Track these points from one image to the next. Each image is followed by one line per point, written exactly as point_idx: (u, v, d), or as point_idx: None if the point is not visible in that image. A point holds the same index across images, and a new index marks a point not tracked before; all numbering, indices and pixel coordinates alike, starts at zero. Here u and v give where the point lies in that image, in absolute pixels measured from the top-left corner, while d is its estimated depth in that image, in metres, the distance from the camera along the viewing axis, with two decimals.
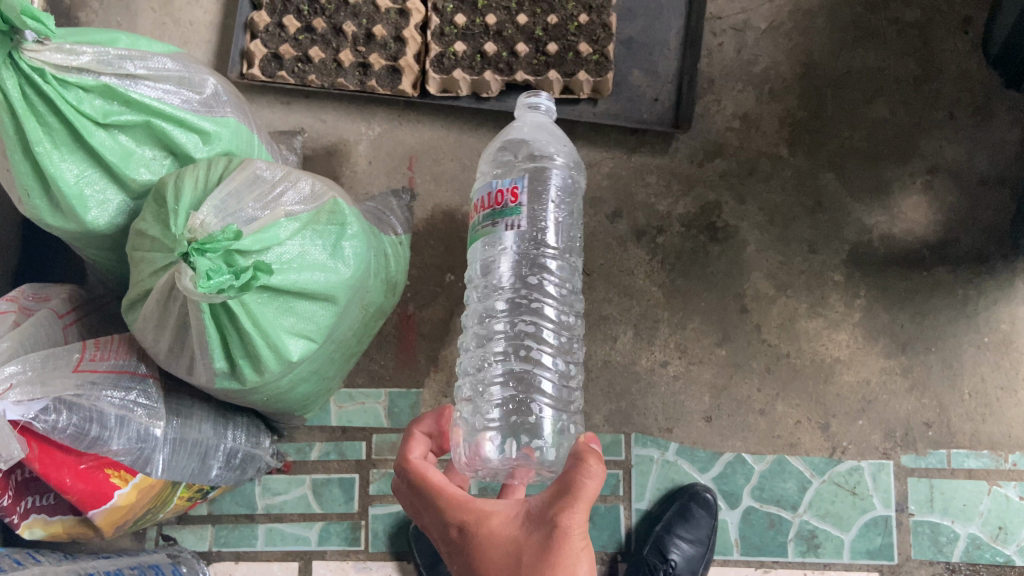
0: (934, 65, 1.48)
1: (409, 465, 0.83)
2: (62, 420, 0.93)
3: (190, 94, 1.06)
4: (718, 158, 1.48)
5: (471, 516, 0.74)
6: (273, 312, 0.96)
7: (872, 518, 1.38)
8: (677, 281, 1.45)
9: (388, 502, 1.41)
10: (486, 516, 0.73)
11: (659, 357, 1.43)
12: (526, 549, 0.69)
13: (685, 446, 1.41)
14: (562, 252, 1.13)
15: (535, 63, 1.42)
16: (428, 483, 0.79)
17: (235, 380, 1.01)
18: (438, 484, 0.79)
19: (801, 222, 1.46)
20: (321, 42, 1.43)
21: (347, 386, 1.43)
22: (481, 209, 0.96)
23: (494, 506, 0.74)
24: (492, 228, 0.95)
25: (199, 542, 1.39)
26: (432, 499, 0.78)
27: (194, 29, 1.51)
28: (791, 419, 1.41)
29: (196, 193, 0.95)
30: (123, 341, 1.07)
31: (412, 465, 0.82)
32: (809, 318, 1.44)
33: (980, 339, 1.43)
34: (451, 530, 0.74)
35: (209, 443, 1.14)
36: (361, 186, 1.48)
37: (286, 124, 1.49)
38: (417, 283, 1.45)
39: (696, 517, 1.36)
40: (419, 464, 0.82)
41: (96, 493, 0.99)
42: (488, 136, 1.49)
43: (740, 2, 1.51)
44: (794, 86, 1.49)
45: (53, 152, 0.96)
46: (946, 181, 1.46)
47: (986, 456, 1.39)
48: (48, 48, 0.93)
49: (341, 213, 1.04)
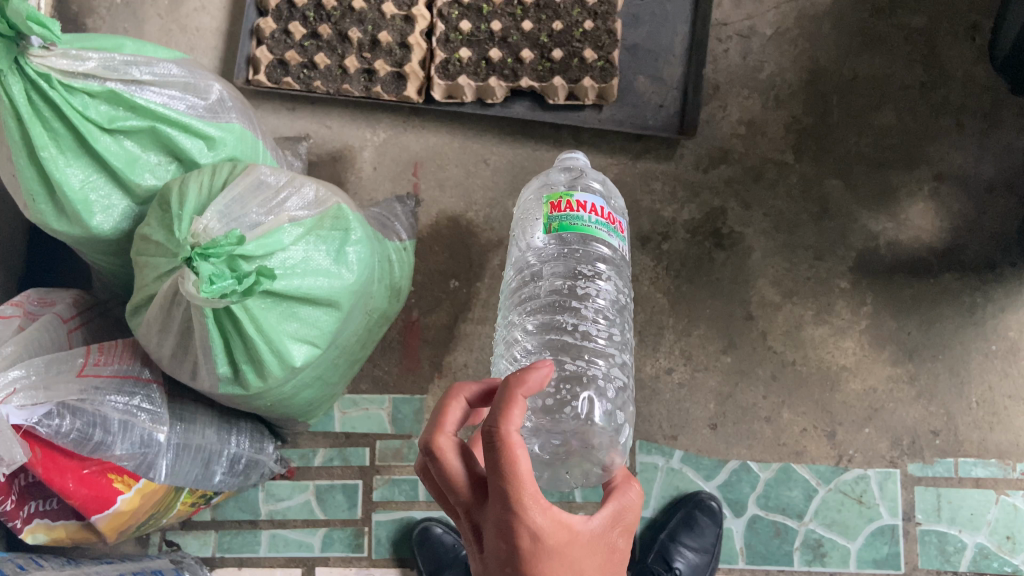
0: (941, 72, 1.48)
1: (505, 446, 0.64)
2: (65, 424, 0.93)
3: (195, 100, 1.07)
4: (724, 164, 1.48)
5: (557, 528, 0.64)
6: (276, 317, 0.96)
7: (879, 527, 1.37)
8: (682, 288, 1.44)
9: (391, 509, 1.40)
10: (564, 531, 0.65)
11: (664, 364, 1.42)
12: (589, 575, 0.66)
13: (690, 453, 1.40)
14: (613, 266, 1.12)
15: (540, 69, 1.42)
16: (521, 476, 0.63)
17: (238, 386, 1.01)
18: (531, 478, 0.63)
19: (807, 229, 1.46)
20: (327, 48, 1.43)
21: (351, 393, 1.43)
22: (593, 213, 0.86)
23: (570, 520, 0.66)
24: (602, 234, 0.87)
25: (203, 547, 1.39)
26: (511, 495, 0.63)
27: (200, 35, 1.52)
28: (797, 427, 1.40)
29: (200, 198, 0.96)
30: (127, 347, 1.06)
31: (510, 443, 0.63)
32: (815, 325, 1.43)
33: (988, 346, 1.42)
34: (523, 537, 0.63)
35: (213, 449, 1.14)
36: (366, 192, 1.48)
37: (292, 130, 1.49)
38: (421, 289, 1.45)
39: (701, 525, 1.35)
40: (515, 443, 0.64)
41: (99, 498, 0.99)
42: (493, 142, 1.49)
43: (746, 8, 1.51)
44: (800, 93, 1.49)
45: (59, 157, 0.96)
46: (953, 188, 1.46)
47: (994, 465, 1.38)
48: (54, 54, 0.93)
49: (345, 218, 1.04)
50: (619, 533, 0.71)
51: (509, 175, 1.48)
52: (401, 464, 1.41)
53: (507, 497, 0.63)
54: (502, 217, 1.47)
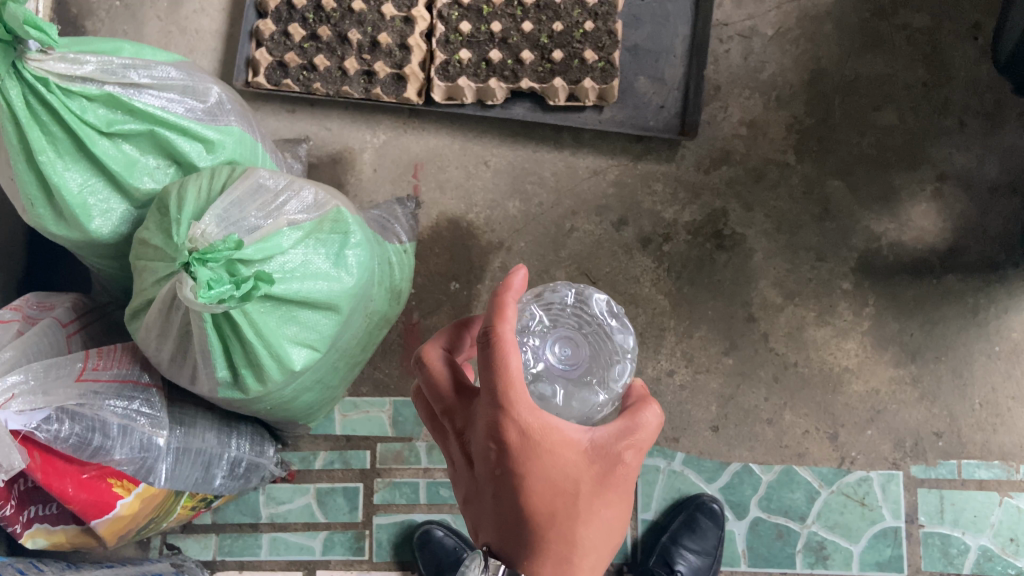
0: (943, 72, 1.47)
1: (497, 344, 0.69)
2: (65, 429, 0.93)
3: (194, 103, 1.07)
4: (725, 165, 1.47)
5: (547, 432, 0.71)
6: (276, 321, 0.96)
7: (881, 529, 1.37)
8: (683, 289, 1.44)
9: (392, 511, 1.40)
10: (552, 435, 0.71)
11: (665, 365, 1.42)
12: (580, 480, 0.72)
13: (691, 456, 1.39)
14: None
15: (540, 71, 1.42)
16: (509, 378, 0.69)
17: (238, 390, 1.01)
18: (520, 380, 0.70)
19: (809, 230, 1.45)
20: (326, 50, 1.43)
21: (351, 396, 1.43)
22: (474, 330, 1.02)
23: (558, 425, 0.72)
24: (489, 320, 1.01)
25: (204, 550, 1.39)
26: (500, 393, 0.69)
27: (200, 37, 1.52)
28: (799, 429, 1.40)
29: (199, 202, 0.95)
30: (126, 351, 1.06)
31: (500, 345, 0.69)
32: (817, 327, 1.42)
33: (991, 348, 1.41)
34: (512, 433, 0.70)
35: (213, 452, 1.14)
36: (365, 195, 1.47)
37: (292, 132, 1.49)
38: (421, 291, 1.44)
39: (703, 528, 1.34)
40: (506, 345, 0.70)
41: (99, 503, 0.99)
42: (493, 144, 1.49)
43: (747, 8, 1.50)
44: (801, 93, 1.48)
45: (57, 161, 0.96)
46: (956, 189, 1.45)
47: (997, 467, 1.38)
48: (52, 57, 0.93)
49: (344, 221, 1.04)
50: (624, 446, 0.72)
51: (509, 177, 1.48)
52: (402, 467, 1.41)
53: (496, 397, 0.70)
54: (503, 219, 1.47)
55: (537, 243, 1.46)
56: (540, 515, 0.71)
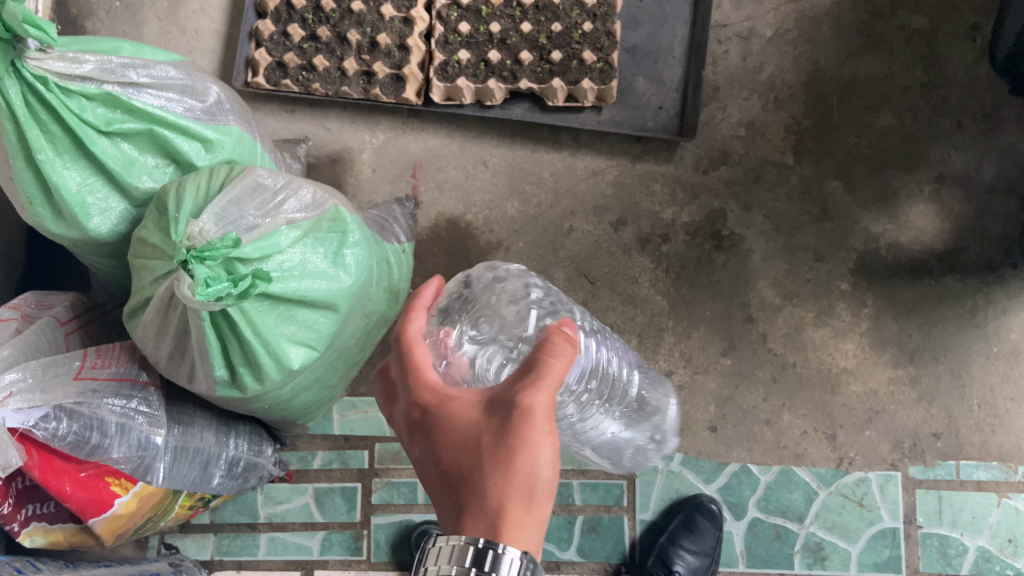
0: (941, 73, 1.47)
1: (400, 341, 0.78)
2: (62, 427, 0.93)
3: (193, 102, 1.07)
4: (723, 165, 1.47)
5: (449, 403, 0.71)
6: (274, 320, 0.96)
7: (879, 530, 1.37)
8: (682, 290, 1.44)
9: (390, 511, 1.40)
10: (450, 403, 0.71)
11: (663, 366, 1.42)
12: (481, 437, 0.67)
13: (690, 456, 1.39)
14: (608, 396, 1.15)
15: (539, 71, 1.42)
16: (409, 363, 0.76)
17: (236, 389, 1.01)
18: (422, 365, 0.75)
19: (808, 231, 1.45)
20: (325, 50, 1.43)
21: (349, 396, 1.43)
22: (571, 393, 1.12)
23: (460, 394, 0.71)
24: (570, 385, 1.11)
25: (201, 550, 1.39)
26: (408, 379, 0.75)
27: (199, 38, 1.52)
28: (797, 430, 1.40)
29: (197, 201, 0.95)
30: (124, 349, 1.06)
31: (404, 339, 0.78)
32: (815, 327, 1.42)
33: (989, 349, 1.41)
34: (416, 412, 0.73)
35: (210, 452, 1.14)
36: (364, 195, 1.48)
37: (291, 132, 1.49)
38: (420, 291, 1.44)
39: (701, 529, 1.35)
40: (410, 339, 0.78)
41: (96, 502, 0.99)
42: (491, 144, 1.49)
43: (746, 9, 1.50)
44: (800, 94, 1.48)
45: (56, 160, 0.96)
46: (954, 190, 1.45)
47: (995, 468, 1.37)
48: (51, 56, 0.93)
49: (342, 220, 1.04)
50: (515, 391, 0.68)
51: (508, 177, 1.48)
52: (400, 466, 1.41)
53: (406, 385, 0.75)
54: (502, 219, 1.47)
55: (536, 243, 1.46)
56: (452, 485, 0.67)
